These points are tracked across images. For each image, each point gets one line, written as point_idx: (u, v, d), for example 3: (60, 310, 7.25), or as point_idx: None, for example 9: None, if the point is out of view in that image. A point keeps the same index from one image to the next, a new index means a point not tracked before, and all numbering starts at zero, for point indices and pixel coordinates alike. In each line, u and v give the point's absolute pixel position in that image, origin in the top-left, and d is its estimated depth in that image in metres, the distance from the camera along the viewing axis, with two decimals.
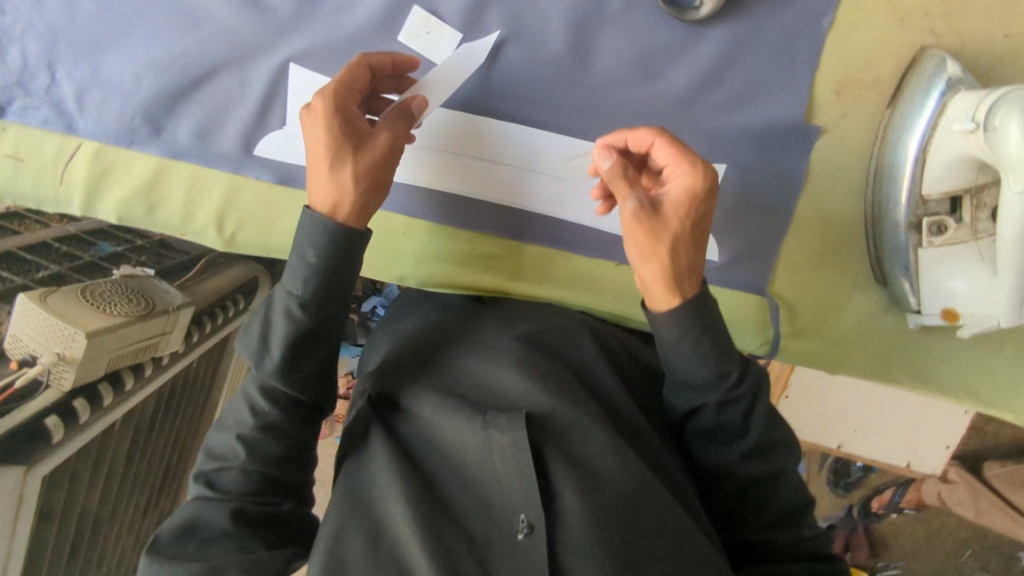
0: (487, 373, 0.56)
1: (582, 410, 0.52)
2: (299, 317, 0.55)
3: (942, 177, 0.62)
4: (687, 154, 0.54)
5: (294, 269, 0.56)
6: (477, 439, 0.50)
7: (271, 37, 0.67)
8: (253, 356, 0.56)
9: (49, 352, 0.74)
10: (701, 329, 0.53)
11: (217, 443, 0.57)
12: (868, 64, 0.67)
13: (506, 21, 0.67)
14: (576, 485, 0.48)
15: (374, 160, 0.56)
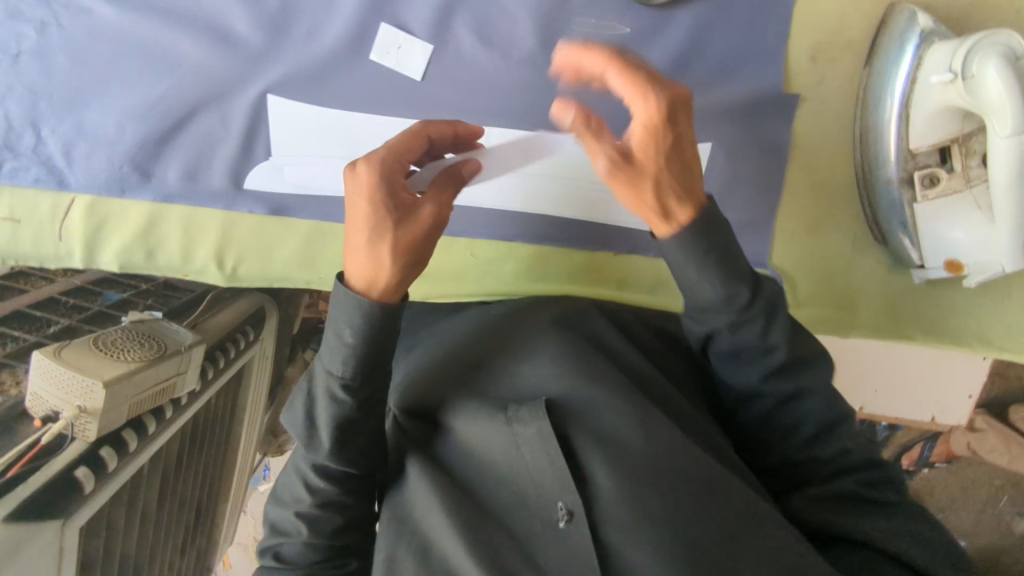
0: (509, 369, 0.57)
1: (606, 388, 0.52)
2: (344, 398, 0.53)
3: (928, 130, 0.62)
4: (644, 84, 0.46)
5: (331, 347, 0.53)
6: (504, 439, 0.51)
7: (246, 71, 0.67)
8: (303, 440, 0.55)
9: (71, 406, 0.75)
10: (708, 252, 0.50)
11: (278, 517, 0.58)
12: (840, 26, 0.67)
13: (475, 26, 0.67)
14: (609, 464, 0.48)
15: (416, 235, 0.49)
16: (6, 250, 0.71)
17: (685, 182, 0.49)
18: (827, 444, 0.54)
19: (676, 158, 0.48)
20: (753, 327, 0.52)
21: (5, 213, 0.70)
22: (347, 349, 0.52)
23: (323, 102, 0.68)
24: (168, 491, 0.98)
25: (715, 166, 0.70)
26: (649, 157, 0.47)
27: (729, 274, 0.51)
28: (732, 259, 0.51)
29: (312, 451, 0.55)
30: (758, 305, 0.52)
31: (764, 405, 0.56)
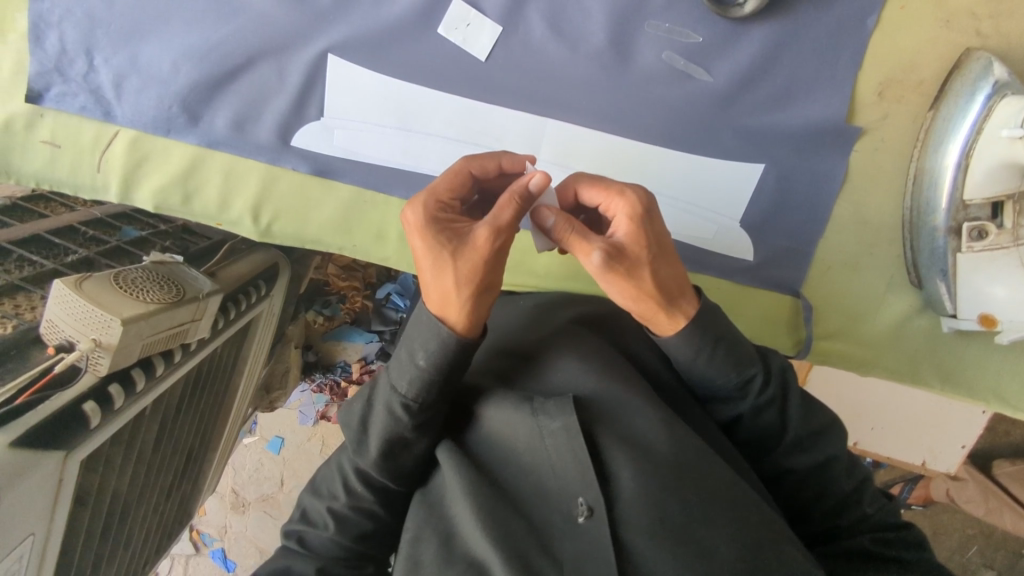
0: (542, 368, 0.58)
1: (635, 391, 0.53)
2: (402, 416, 0.55)
3: (986, 184, 0.61)
4: (612, 189, 0.52)
5: (403, 366, 0.55)
6: (528, 426, 0.51)
7: (310, 27, 0.66)
8: (354, 442, 0.58)
9: (86, 339, 0.74)
10: (716, 342, 0.53)
11: (313, 507, 0.62)
12: (912, 65, 0.67)
13: (546, 14, 0.66)
14: (633, 462, 0.47)
15: (477, 261, 0.50)
16: (43, 174, 0.70)
17: (678, 269, 0.52)
18: (847, 513, 0.55)
19: (660, 241, 0.51)
20: (773, 409, 0.55)
21: (47, 137, 0.69)
22: (416, 371, 0.53)
23: (383, 70, 0.67)
24: (164, 434, 0.98)
25: (763, 187, 0.70)
26: (641, 247, 0.50)
27: (739, 358, 0.54)
28: (738, 348, 0.54)
29: (359, 453, 0.58)
30: (771, 390, 0.54)
31: (788, 483, 0.57)
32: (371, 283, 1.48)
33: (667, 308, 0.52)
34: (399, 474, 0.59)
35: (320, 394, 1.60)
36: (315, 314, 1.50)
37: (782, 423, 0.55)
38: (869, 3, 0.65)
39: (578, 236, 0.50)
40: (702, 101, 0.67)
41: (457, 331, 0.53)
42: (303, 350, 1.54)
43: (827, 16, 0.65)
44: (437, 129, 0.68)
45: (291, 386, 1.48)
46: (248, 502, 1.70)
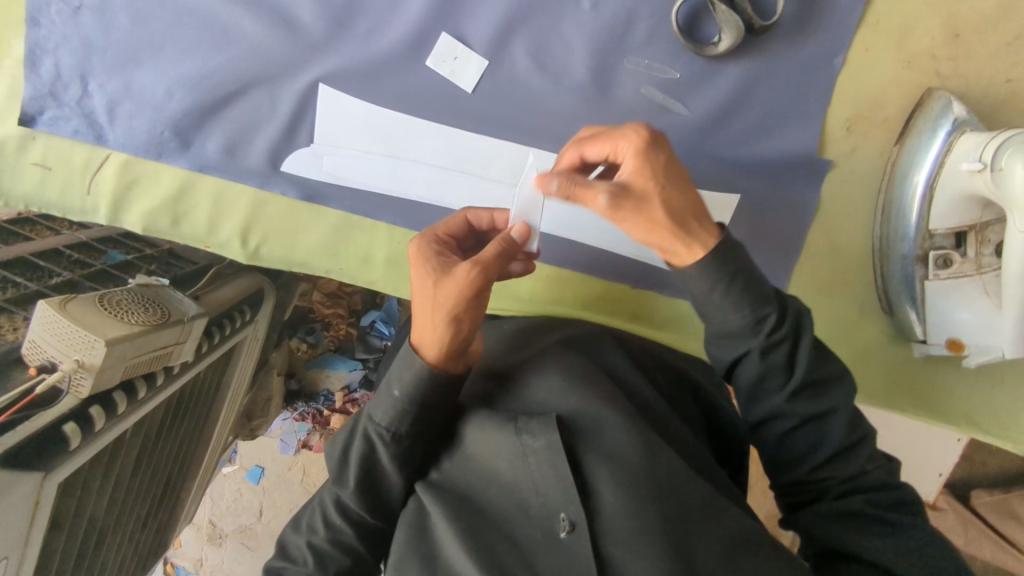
0: (524, 388, 0.59)
1: (616, 408, 0.53)
2: (377, 445, 0.58)
3: (949, 214, 0.64)
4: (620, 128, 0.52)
5: (381, 399, 0.59)
6: (511, 446, 0.52)
7: (302, 57, 0.68)
8: (334, 474, 0.61)
9: (69, 359, 0.74)
10: (733, 276, 0.51)
11: (295, 543, 0.64)
12: (878, 103, 0.70)
13: (530, 48, 0.68)
14: (614, 480, 0.48)
15: (453, 289, 0.55)
16: (32, 195, 0.71)
17: (693, 197, 0.51)
18: (843, 464, 0.54)
19: (674, 166, 0.51)
20: (783, 348, 0.52)
21: (37, 159, 0.70)
22: (392, 402, 0.57)
23: (373, 100, 0.69)
24: (144, 460, 0.97)
25: (738, 216, 0.73)
26: (646, 180, 0.50)
27: (755, 296, 0.52)
28: (758, 284, 0.52)
29: (338, 485, 0.61)
30: (786, 326, 0.52)
31: (778, 428, 0.56)
32: (355, 310, 1.48)
33: (685, 236, 0.51)
34: (378, 505, 0.61)
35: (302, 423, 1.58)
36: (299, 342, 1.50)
37: (790, 365, 0.53)
38: (837, 43, 0.69)
39: (582, 183, 0.50)
40: (681, 133, 0.70)
41: (432, 363, 0.57)
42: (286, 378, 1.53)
43: (797, 54, 0.69)
44: (425, 157, 0.70)
45: (270, 415, 1.47)
46: (225, 533, 1.67)
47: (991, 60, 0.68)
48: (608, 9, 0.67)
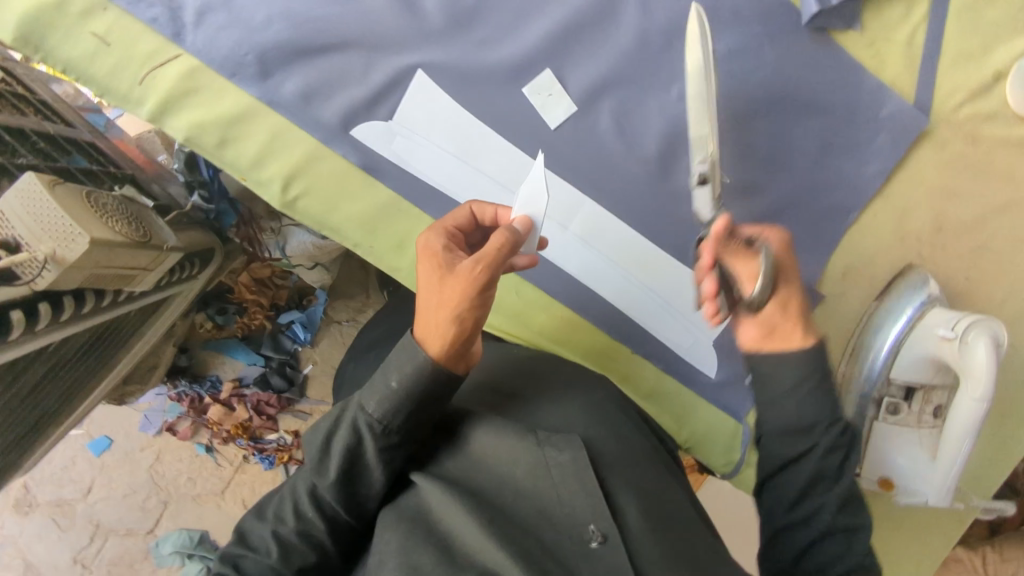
0: (533, 406, 0.63)
1: (623, 444, 0.60)
2: (366, 434, 0.57)
3: (910, 369, 0.76)
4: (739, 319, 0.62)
5: (374, 389, 0.58)
6: (533, 454, 0.55)
7: (412, 38, 0.69)
8: (313, 463, 0.58)
9: (42, 245, 0.68)
10: (821, 379, 0.58)
11: (256, 533, 0.59)
12: (871, 260, 0.81)
13: (615, 112, 0.73)
14: (633, 500, 0.54)
15: (457, 285, 0.57)
16: (76, 64, 0.66)
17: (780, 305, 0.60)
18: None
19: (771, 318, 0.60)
20: (836, 456, 0.58)
21: (99, 30, 0.66)
22: (388, 392, 0.57)
23: (461, 101, 0.71)
24: (42, 382, 0.87)
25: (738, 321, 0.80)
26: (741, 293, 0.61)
27: (834, 402, 0.58)
28: (835, 392, 0.59)
29: (317, 476, 0.58)
30: (836, 438, 0.58)
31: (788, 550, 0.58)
32: (276, 305, 1.46)
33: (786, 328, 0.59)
34: (355, 501, 0.59)
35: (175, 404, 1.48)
36: (204, 318, 1.44)
37: (836, 475, 0.58)
38: (853, 202, 0.79)
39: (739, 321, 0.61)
40: (718, 230, 0.77)
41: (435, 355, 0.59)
42: (176, 352, 1.45)
43: (824, 198, 0.79)
44: (487, 171, 0.73)
45: (147, 384, 1.37)
46: (37, 502, 1.48)
47: (962, 257, 0.81)
48: None
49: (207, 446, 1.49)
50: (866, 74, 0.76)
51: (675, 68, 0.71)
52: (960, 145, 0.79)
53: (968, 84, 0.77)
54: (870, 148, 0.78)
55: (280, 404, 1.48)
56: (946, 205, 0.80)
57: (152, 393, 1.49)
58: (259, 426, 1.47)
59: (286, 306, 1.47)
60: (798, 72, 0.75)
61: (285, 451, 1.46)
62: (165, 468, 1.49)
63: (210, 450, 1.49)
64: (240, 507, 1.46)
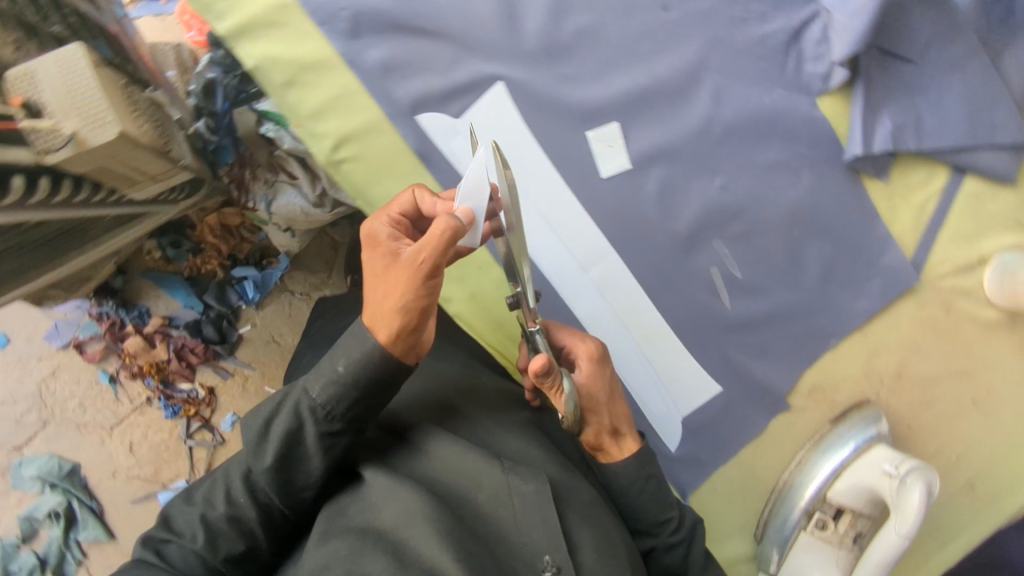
0: (496, 432, 0.74)
1: (575, 478, 0.70)
2: (309, 417, 0.64)
3: (847, 492, 0.81)
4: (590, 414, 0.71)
5: (319, 374, 0.65)
6: (497, 480, 0.65)
7: (503, 50, 0.71)
8: (251, 447, 0.64)
9: (70, 120, 0.66)
10: (648, 478, 0.72)
11: (180, 519, 0.64)
12: (838, 385, 0.87)
13: (661, 183, 0.77)
14: (583, 529, 0.64)
15: (399, 278, 0.62)
16: None
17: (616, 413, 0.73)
18: None
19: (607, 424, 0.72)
20: (680, 548, 0.73)
21: None
22: (333, 375, 0.63)
23: (529, 123, 0.73)
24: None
25: (707, 404, 0.84)
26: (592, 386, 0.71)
27: (664, 500, 0.72)
28: (666, 492, 0.73)
29: (253, 458, 0.64)
30: (682, 532, 0.73)
31: None
32: (233, 256, 1.41)
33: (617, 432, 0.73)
34: (289, 489, 0.65)
35: (93, 322, 1.39)
36: (155, 247, 1.38)
37: (683, 562, 0.73)
38: (838, 329, 0.85)
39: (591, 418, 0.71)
40: (713, 316, 0.82)
41: (384, 342, 0.64)
42: (113, 272, 1.38)
43: (816, 319, 0.84)
44: (529, 197, 0.75)
45: (72, 292, 1.29)
46: None
47: (914, 405, 0.88)
48: (731, 195, 0.79)
49: (111, 376, 1.40)
50: (878, 222, 0.83)
51: (721, 162, 0.78)
52: (935, 309, 0.86)
53: (956, 259, 0.85)
54: (863, 287, 0.84)
55: (204, 355, 1.40)
56: (908, 358, 0.87)
57: (73, 304, 1.39)
58: (174, 371, 1.39)
59: (244, 260, 1.42)
60: (826, 200, 0.81)
61: (193, 405, 1.39)
62: (59, 385, 1.39)
63: (114, 381, 1.40)
64: (124, 448, 1.38)
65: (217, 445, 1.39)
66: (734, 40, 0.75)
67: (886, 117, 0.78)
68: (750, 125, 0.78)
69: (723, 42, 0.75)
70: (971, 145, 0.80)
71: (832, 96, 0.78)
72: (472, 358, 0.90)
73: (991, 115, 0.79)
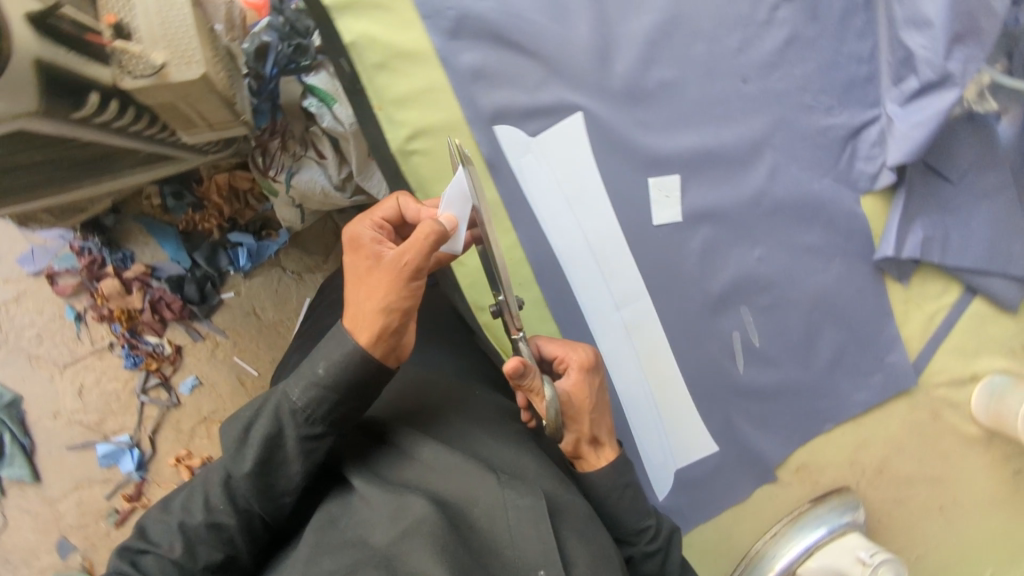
0: (490, 446, 0.72)
1: (564, 488, 0.68)
2: (288, 420, 0.63)
3: (817, 571, 0.84)
4: (571, 420, 0.69)
5: (300, 377, 0.64)
6: (492, 492, 0.63)
7: (589, 83, 0.74)
8: (231, 452, 0.63)
9: (157, 51, 0.65)
10: (626, 485, 0.70)
11: (157, 529, 0.63)
12: (824, 469, 0.89)
13: (704, 242, 0.80)
14: (574, 541, 0.62)
15: (383, 279, 0.63)
16: None
17: (599, 422, 0.71)
18: None
19: (588, 433, 0.70)
20: (658, 556, 0.70)
21: None
22: (314, 378, 0.63)
23: (597, 158, 0.75)
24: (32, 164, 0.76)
25: (701, 462, 0.86)
26: (579, 395, 0.69)
27: (641, 507, 0.70)
28: (642, 500, 0.71)
29: (232, 463, 0.63)
30: (660, 540, 0.70)
31: None
32: (234, 220, 1.35)
33: (596, 441, 0.71)
34: (270, 496, 0.63)
35: (70, 255, 1.35)
36: (155, 194, 1.34)
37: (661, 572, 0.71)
38: (834, 415, 0.88)
39: (571, 425, 0.69)
40: (723, 377, 0.84)
41: (364, 346, 0.63)
42: (105, 210, 1.33)
43: (817, 401, 0.87)
44: (583, 227, 0.76)
45: (57, 222, 1.25)
46: None
47: (891, 501, 0.91)
48: (765, 266, 0.82)
49: (76, 314, 1.36)
50: (891, 322, 0.87)
51: (762, 234, 0.81)
52: (924, 415, 0.90)
53: (952, 371, 0.90)
54: (865, 380, 0.88)
55: (179, 313, 1.35)
56: (891, 456, 0.91)
57: (56, 234, 1.35)
58: (144, 322, 1.34)
59: (243, 227, 1.36)
60: (849, 291, 0.85)
61: (156, 359, 1.35)
62: (20, 312, 1.36)
63: (78, 319, 1.36)
64: (72, 390, 1.35)
65: (170, 406, 1.35)
66: (801, 124, 0.79)
67: (919, 226, 0.82)
68: (795, 206, 0.81)
69: (789, 124, 0.79)
70: (988, 270, 0.85)
71: (874, 196, 0.83)
72: (472, 370, 0.91)
73: (1010, 246, 0.84)
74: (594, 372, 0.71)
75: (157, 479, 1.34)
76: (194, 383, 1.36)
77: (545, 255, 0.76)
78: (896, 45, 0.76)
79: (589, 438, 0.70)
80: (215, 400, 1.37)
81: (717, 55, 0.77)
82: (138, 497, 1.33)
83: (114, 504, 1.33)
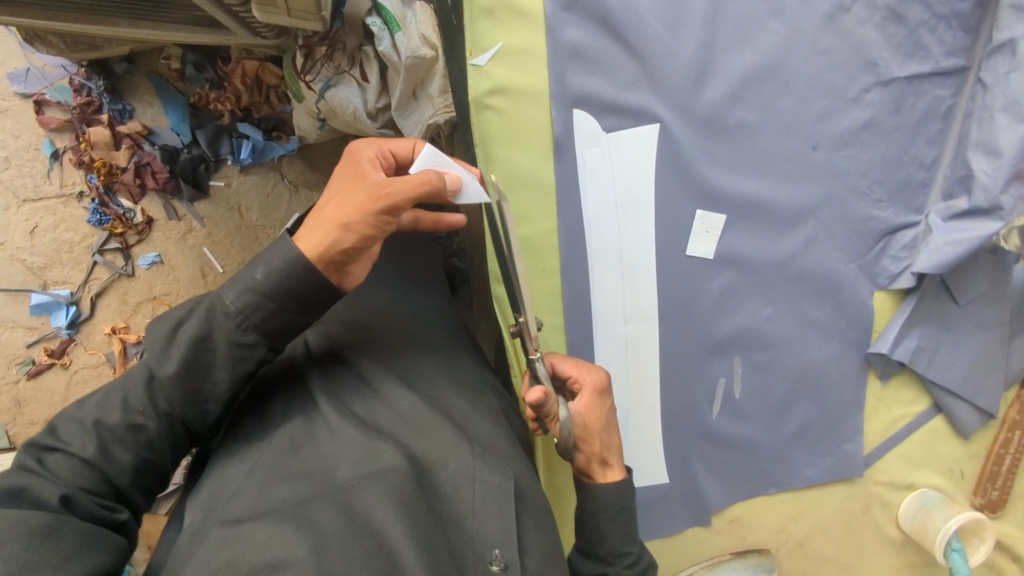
0: (469, 411, 0.72)
1: (530, 475, 0.69)
2: (218, 320, 0.60)
3: None
4: (581, 441, 0.71)
5: (239, 280, 0.61)
6: (462, 459, 0.63)
7: (673, 100, 0.79)
8: (156, 351, 0.61)
9: None
10: (620, 508, 0.71)
11: (66, 427, 0.59)
12: (753, 530, 0.92)
13: (724, 286, 0.83)
14: (530, 532, 0.62)
15: (357, 197, 0.63)
16: None
17: (610, 442, 0.73)
18: None
19: (598, 453, 0.72)
20: None
21: None
22: (251, 282, 0.60)
23: (657, 173, 0.80)
24: None
25: (647, 484, 0.89)
26: (591, 417, 0.72)
27: (626, 532, 0.71)
28: (631, 527, 0.71)
29: (157, 363, 0.61)
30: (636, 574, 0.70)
31: None
32: (248, 111, 1.28)
33: (606, 463, 0.73)
34: (195, 401, 0.62)
35: (66, 87, 1.26)
36: (176, 57, 1.24)
37: None
38: (778, 481, 0.90)
39: (582, 446, 0.71)
40: (695, 414, 0.87)
41: (309, 257, 0.61)
42: (119, 56, 1.25)
43: (769, 466, 0.89)
44: (621, 237, 0.81)
45: (64, 51, 1.16)
46: None
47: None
48: (771, 327, 0.85)
49: (53, 151, 1.28)
50: (859, 413, 0.88)
51: (777, 295, 0.84)
52: (856, 505, 0.91)
53: (896, 473, 0.89)
54: (817, 458, 0.89)
55: (162, 185, 1.29)
56: (816, 535, 0.91)
57: (59, 62, 1.26)
58: (123, 183, 1.28)
59: (255, 121, 1.29)
60: (841, 374, 0.86)
61: (122, 224, 1.29)
62: None
63: (54, 157, 1.29)
64: (24, 227, 1.29)
65: (122, 275, 1.30)
66: (849, 206, 0.82)
67: (915, 335, 0.84)
68: (816, 279, 0.84)
69: (837, 202, 0.82)
70: (957, 392, 0.85)
71: (888, 293, 0.84)
72: (459, 336, 0.90)
73: (984, 378, 0.84)
74: (605, 395, 0.74)
75: (86, 343, 1.31)
76: (155, 260, 1.31)
77: (575, 236, 0.82)
78: (960, 163, 0.79)
79: (599, 459, 0.72)
80: (170, 282, 1.32)
81: (800, 115, 0.80)
82: (60, 355, 1.31)
83: (33, 354, 1.31)
